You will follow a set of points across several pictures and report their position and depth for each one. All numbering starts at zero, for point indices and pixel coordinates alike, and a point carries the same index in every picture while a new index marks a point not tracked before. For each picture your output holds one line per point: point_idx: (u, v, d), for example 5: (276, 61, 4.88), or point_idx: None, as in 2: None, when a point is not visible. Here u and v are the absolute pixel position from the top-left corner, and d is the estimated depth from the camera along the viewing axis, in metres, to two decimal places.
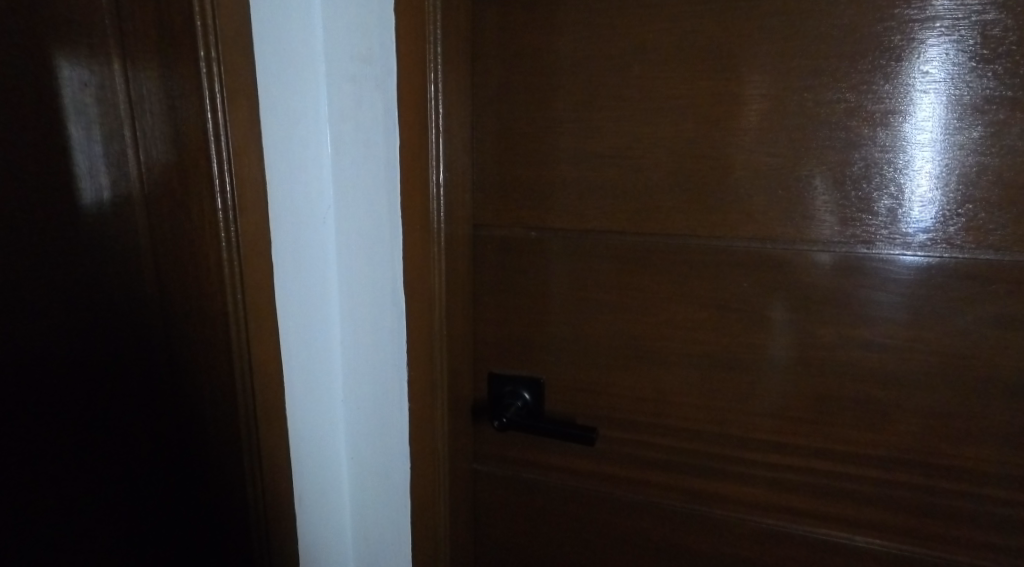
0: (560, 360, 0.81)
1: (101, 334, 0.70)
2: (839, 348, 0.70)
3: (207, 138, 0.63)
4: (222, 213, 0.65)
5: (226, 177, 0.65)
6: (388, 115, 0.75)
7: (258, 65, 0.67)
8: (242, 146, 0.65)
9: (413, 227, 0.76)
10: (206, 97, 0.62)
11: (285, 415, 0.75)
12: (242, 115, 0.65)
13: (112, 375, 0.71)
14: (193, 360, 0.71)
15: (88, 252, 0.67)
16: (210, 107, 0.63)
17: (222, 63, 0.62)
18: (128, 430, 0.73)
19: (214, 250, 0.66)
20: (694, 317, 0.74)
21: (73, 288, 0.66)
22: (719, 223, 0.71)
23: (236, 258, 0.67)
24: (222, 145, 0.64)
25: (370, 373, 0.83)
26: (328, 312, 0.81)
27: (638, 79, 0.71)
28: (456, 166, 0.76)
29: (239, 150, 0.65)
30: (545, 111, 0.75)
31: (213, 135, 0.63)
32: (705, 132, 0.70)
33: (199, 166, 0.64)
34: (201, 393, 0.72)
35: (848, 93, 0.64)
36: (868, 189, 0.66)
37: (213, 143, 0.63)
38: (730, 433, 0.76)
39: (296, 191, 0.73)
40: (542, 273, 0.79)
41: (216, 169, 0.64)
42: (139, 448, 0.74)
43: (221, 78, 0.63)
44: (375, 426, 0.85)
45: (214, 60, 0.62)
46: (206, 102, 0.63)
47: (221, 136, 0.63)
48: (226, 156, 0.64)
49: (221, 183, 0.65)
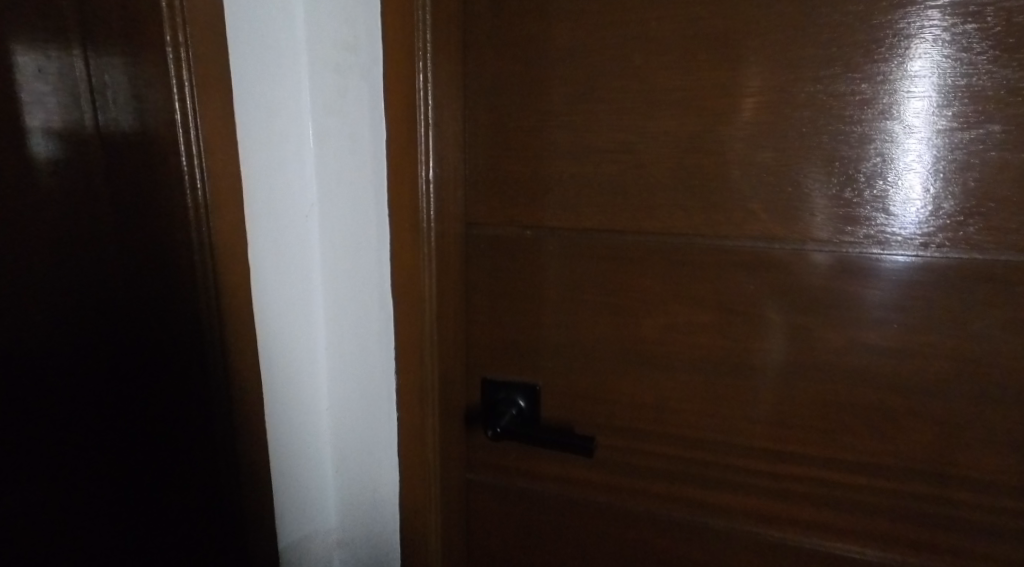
0: (557, 365, 0.77)
1: (81, 333, 0.65)
2: (850, 354, 0.67)
3: (175, 129, 0.60)
4: (192, 211, 0.62)
5: (198, 173, 0.61)
6: (375, 108, 0.70)
7: (232, 51, 0.62)
8: (216, 140, 0.61)
9: (401, 226, 0.72)
10: (174, 86, 0.59)
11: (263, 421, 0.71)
12: (213, 105, 0.61)
13: (92, 379, 0.67)
14: (170, 370, 0.67)
15: (63, 249, 0.63)
16: (177, 97, 0.59)
17: (190, 48, 0.58)
18: (113, 437, 0.69)
19: (185, 248, 0.63)
20: (696, 321, 0.71)
21: (49, 285, 0.63)
22: (725, 222, 0.67)
23: (208, 258, 0.63)
24: (191, 136, 0.60)
25: (355, 378, 0.80)
26: (312, 315, 0.78)
27: (638, 70, 0.67)
28: (447, 161, 0.72)
29: (212, 143, 0.61)
30: (539, 103, 0.71)
31: (181, 126, 0.60)
32: (710, 125, 0.66)
33: (168, 161, 0.60)
34: (178, 407, 0.68)
35: (860, 83, 0.61)
36: (879, 187, 0.62)
37: (180, 135, 0.60)
38: (735, 442, 0.72)
39: (277, 187, 0.69)
40: (539, 276, 0.75)
41: (186, 163, 0.60)
42: (123, 458, 0.70)
43: (190, 65, 0.59)
44: (363, 438, 0.81)
45: (180, 45, 0.58)
46: (173, 92, 0.59)
47: (190, 128, 0.60)
48: (196, 149, 0.60)
49: (191, 178, 0.61)
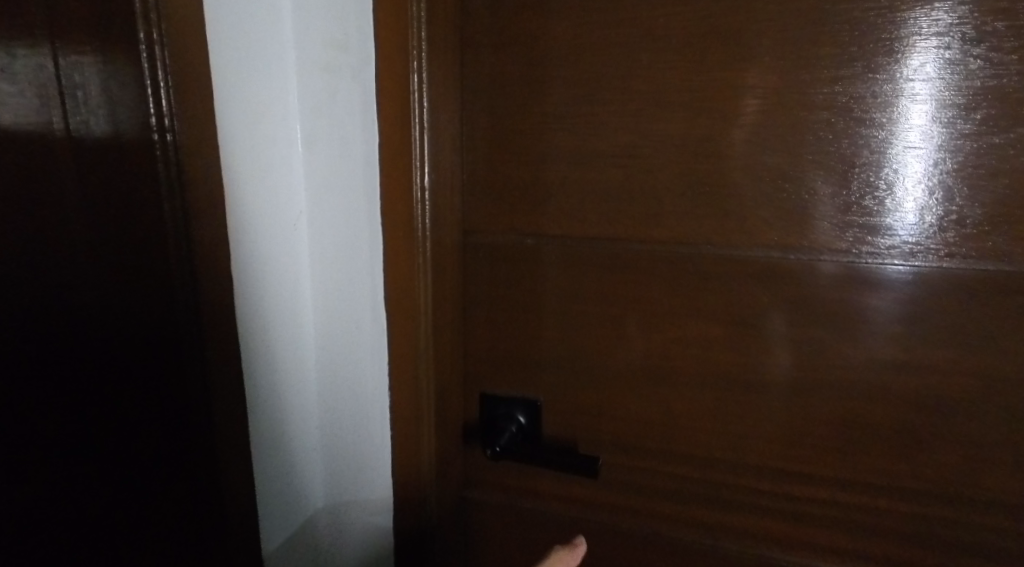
0: (558, 379, 0.74)
1: (62, 336, 0.66)
2: (869, 370, 0.63)
3: (151, 133, 0.56)
4: (171, 219, 0.58)
5: (176, 179, 0.57)
6: (367, 110, 0.67)
7: (213, 50, 0.58)
8: (195, 143, 0.57)
9: (396, 234, 0.69)
10: (149, 86, 0.55)
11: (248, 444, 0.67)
12: (195, 107, 0.56)
13: (74, 382, 0.67)
14: (154, 386, 0.64)
15: (47, 251, 0.63)
16: (153, 99, 0.55)
17: (165, 45, 0.54)
18: (93, 442, 0.69)
19: (162, 258, 0.59)
20: (704, 334, 0.67)
21: (36, 287, 0.65)
22: (737, 230, 0.64)
23: (186, 270, 0.59)
24: (169, 140, 0.56)
25: (347, 393, 0.77)
26: (301, 327, 0.74)
27: (644, 70, 0.64)
28: (443, 166, 0.69)
29: (190, 147, 0.57)
30: (540, 105, 0.68)
31: (158, 130, 0.56)
32: (722, 129, 0.63)
33: (145, 166, 0.57)
34: (165, 424, 0.65)
35: (880, 84, 0.58)
36: (899, 194, 0.59)
37: (157, 139, 0.56)
38: (746, 462, 0.69)
39: (263, 194, 0.65)
40: (539, 286, 0.72)
41: (163, 169, 0.57)
42: (103, 465, 0.69)
43: (167, 63, 0.54)
44: (355, 454, 0.78)
45: (156, 42, 0.54)
46: (148, 93, 0.55)
47: (167, 132, 0.56)
48: (175, 154, 0.56)
49: (169, 185, 0.57)
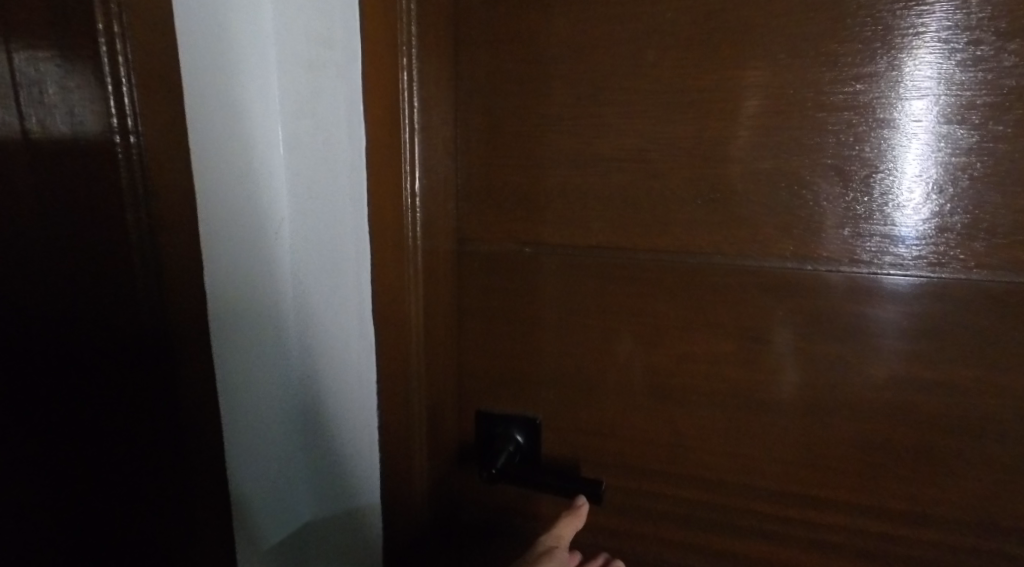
0: (558, 397, 0.70)
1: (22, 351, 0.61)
2: (889, 389, 0.60)
3: (114, 137, 0.52)
4: (135, 228, 0.54)
5: (141, 187, 0.53)
6: (352, 111, 0.62)
7: (183, 46, 0.54)
8: (162, 148, 0.53)
9: (384, 243, 0.64)
10: (110, 87, 0.51)
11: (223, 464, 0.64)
12: (160, 106, 0.52)
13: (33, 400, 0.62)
14: (125, 407, 0.60)
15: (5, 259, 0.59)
16: (115, 100, 0.51)
17: (128, 42, 0.50)
18: (54, 464, 0.64)
19: (128, 269, 0.55)
20: (713, 349, 0.64)
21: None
22: (749, 239, 0.60)
23: (156, 283, 0.56)
24: (131, 143, 0.52)
25: (334, 412, 0.72)
26: (285, 339, 0.70)
27: (650, 68, 0.60)
28: (435, 170, 0.64)
29: (156, 151, 0.53)
30: (539, 106, 0.64)
31: (120, 131, 0.52)
32: (732, 131, 0.59)
33: (107, 171, 0.53)
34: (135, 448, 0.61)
35: (902, 82, 0.54)
36: (922, 200, 0.55)
37: (118, 142, 0.52)
38: (759, 486, 0.65)
39: (240, 201, 0.61)
40: (538, 298, 0.68)
41: (126, 175, 0.53)
42: (63, 488, 0.64)
43: (128, 58, 0.50)
44: (341, 476, 0.74)
45: (117, 35, 0.50)
46: (109, 94, 0.51)
47: (131, 136, 0.52)
48: (138, 158, 0.52)
49: (133, 192, 0.53)
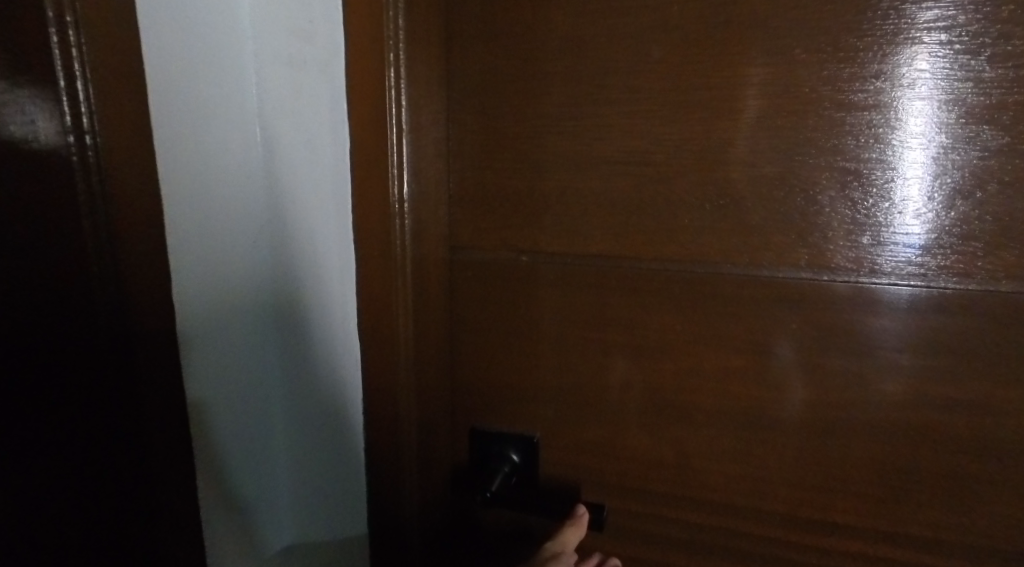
0: (557, 414, 0.66)
1: None
2: (910, 407, 0.56)
3: (66, 137, 0.47)
4: (90, 239, 0.49)
5: (97, 192, 0.48)
6: (335, 110, 0.59)
7: (148, 38, 0.50)
8: (122, 149, 0.48)
9: (371, 252, 0.60)
10: (61, 80, 0.45)
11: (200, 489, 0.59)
12: (121, 104, 0.48)
13: None
14: (79, 442, 0.54)
15: None
16: (67, 95, 0.46)
17: (81, 31, 0.45)
18: None
19: (81, 284, 0.50)
20: (722, 365, 0.60)
21: None
22: (761, 248, 0.57)
23: (113, 297, 0.50)
24: (87, 144, 0.47)
25: (317, 431, 0.68)
26: (266, 354, 0.66)
27: (656, 65, 0.56)
28: (426, 174, 0.61)
29: (116, 152, 0.48)
30: (536, 105, 0.60)
31: (73, 131, 0.47)
32: (743, 134, 0.55)
33: (58, 174, 0.48)
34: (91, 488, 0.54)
35: (923, 79, 0.50)
36: (943, 206, 0.52)
37: (71, 143, 0.47)
38: (768, 510, 0.62)
39: (215, 206, 0.57)
40: (535, 309, 0.64)
41: (80, 179, 0.47)
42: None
43: (83, 50, 0.45)
44: (326, 500, 0.70)
45: (70, 25, 0.45)
46: (60, 88, 0.46)
47: (86, 135, 0.47)
48: (95, 161, 0.47)
49: (87, 198, 0.48)
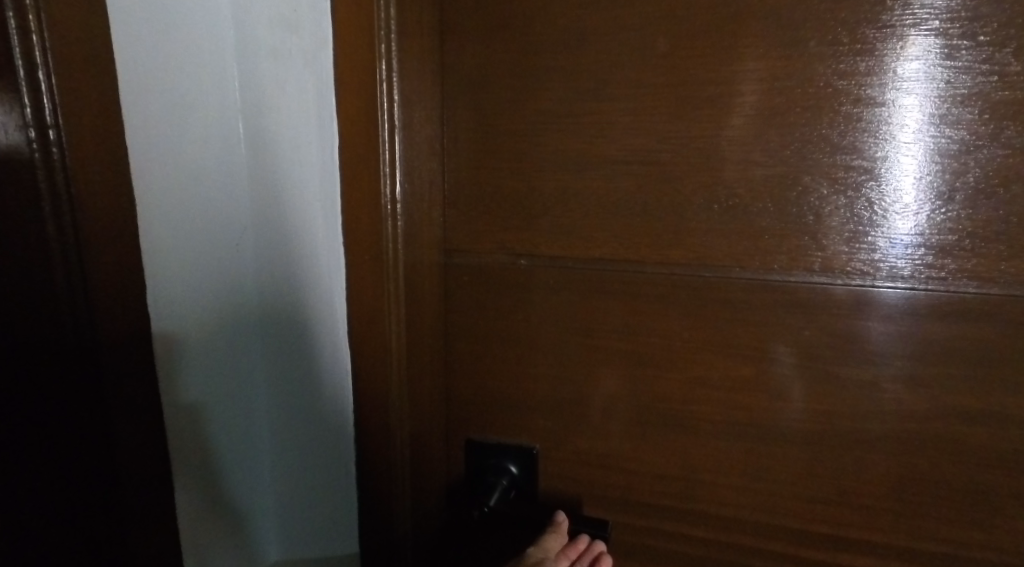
0: (557, 425, 0.63)
1: None
2: (929, 418, 0.53)
3: (27, 132, 0.43)
4: (56, 242, 0.45)
5: (62, 192, 0.44)
6: (322, 106, 0.55)
7: (120, 28, 0.47)
8: (90, 145, 0.45)
9: (362, 256, 0.57)
10: (21, 71, 0.42)
11: (177, 506, 0.56)
12: (87, 97, 0.45)
13: None
14: (48, 460, 0.50)
15: None
16: (28, 87, 0.42)
17: (44, 18, 0.42)
18: None
19: (48, 293, 0.46)
20: (732, 374, 0.57)
21: None
22: (772, 251, 0.54)
23: (82, 306, 0.47)
24: (51, 140, 0.43)
25: (305, 443, 0.64)
26: (252, 363, 0.63)
27: (661, 59, 0.53)
28: (420, 174, 0.58)
29: (83, 149, 0.45)
30: (535, 101, 0.57)
31: (34, 126, 0.43)
32: (755, 131, 0.52)
33: (18, 174, 0.44)
34: (62, 509, 0.51)
35: (942, 72, 0.48)
36: (964, 206, 0.49)
37: (32, 139, 0.43)
38: (779, 525, 0.59)
39: (194, 206, 0.54)
40: (534, 315, 0.61)
41: (43, 178, 0.44)
42: None
43: (44, 37, 0.42)
44: (314, 516, 0.66)
45: (29, 9, 0.41)
46: (20, 79, 0.42)
47: (50, 130, 0.43)
48: (59, 159, 0.44)
49: (52, 198, 0.44)
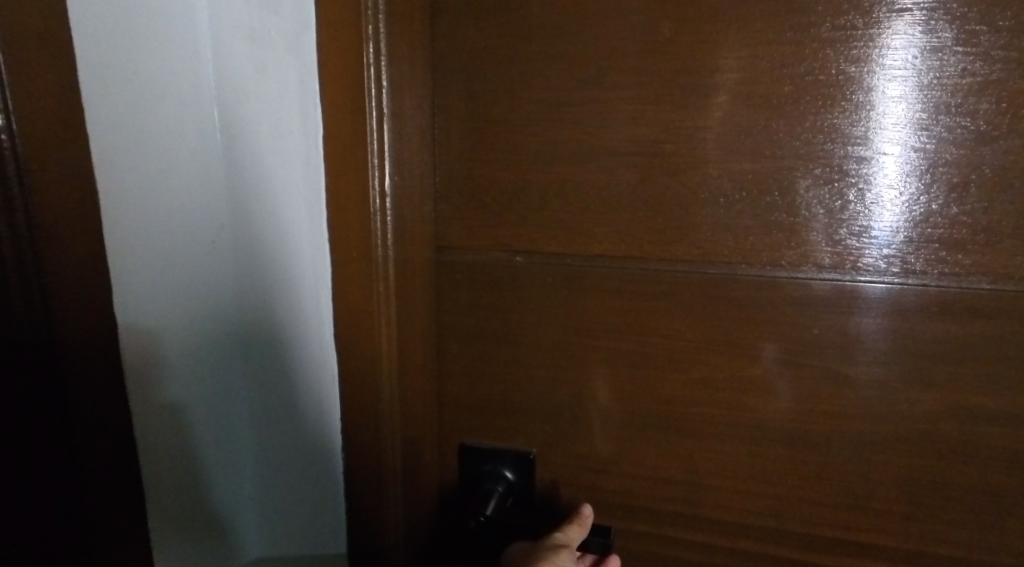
0: (555, 428, 0.60)
1: None
2: (940, 418, 0.52)
3: None
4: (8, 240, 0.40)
5: (14, 183, 0.40)
6: (304, 92, 0.52)
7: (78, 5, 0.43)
8: (46, 132, 0.41)
9: (348, 253, 0.54)
10: None
11: (150, 520, 0.53)
12: (43, 79, 0.41)
13: None
14: None
15: None
16: None
17: None
18: None
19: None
20: (737, 374, 0.55)
21: None
22: (782, 247, 0.52)
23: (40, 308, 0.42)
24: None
25: (289, 451, 0.61)
26: (230, 367, 0.59)
27: (664, 44, 0.51)
28: (409, 167, 0.54)
29: (37, 136, 0.41)
30: (531, 88, 0.54)
31: None
32: (764, 120, 0.50)
33: None
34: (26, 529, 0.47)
35: (959, 57, 0.46)
36: (981, 198, 0.47)
37: None
38: (785, 529, 0.57)
39: (165, 200, 0.50)
40: (531, 314, 0.58)
41: None
42: None
43: None
44: (300, 525, 0.63)
45: None
46: None
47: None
48: (10, 147, 0.39)
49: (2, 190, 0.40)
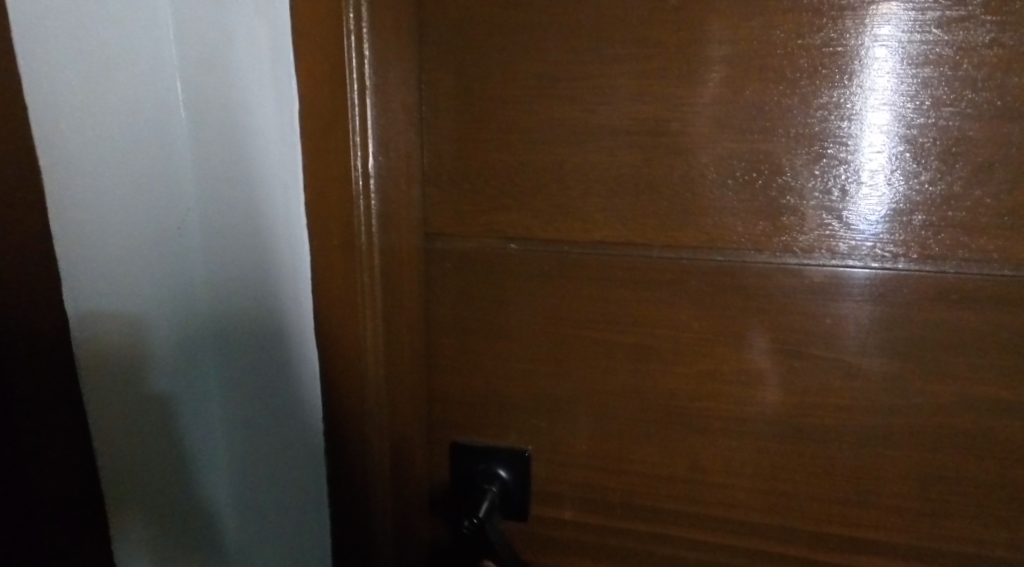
0: (552, 425, 0.57)
1: None
2: (956, 412, 0.49)
3: None
4: None
5: None
6: (276, 63, 0.47)
7: None
8: None
9: (330, 240, 0.50)
10: None
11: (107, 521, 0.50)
12: None
13: None
14: None
15: None
16: None
17: None
18: None
19: None
20: (744, 367, 0.52)
21: None
22: (795, 232, 0.48)
23: None
24: None
25: (266, 451, 0.57)
26: (202, 361, 0.55)
27: (672, 14, 0.47)
28: (394, 147, 0.50)
29: None
30: (527, 61, 0.50)
31: None
32: (779, 94, 0.46)
33: None
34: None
35: (988, 27, 0.43)
36: (1007, 179, 0.45)
37: None
38: (792, 527, 0.55)
39: (122, 179, 0.46)
40: (526, 305, 0.55)
41: None
42: None
43: None
44: (280, 534, 0.59)
45: None
46: None
47: None
48: None
49: None
